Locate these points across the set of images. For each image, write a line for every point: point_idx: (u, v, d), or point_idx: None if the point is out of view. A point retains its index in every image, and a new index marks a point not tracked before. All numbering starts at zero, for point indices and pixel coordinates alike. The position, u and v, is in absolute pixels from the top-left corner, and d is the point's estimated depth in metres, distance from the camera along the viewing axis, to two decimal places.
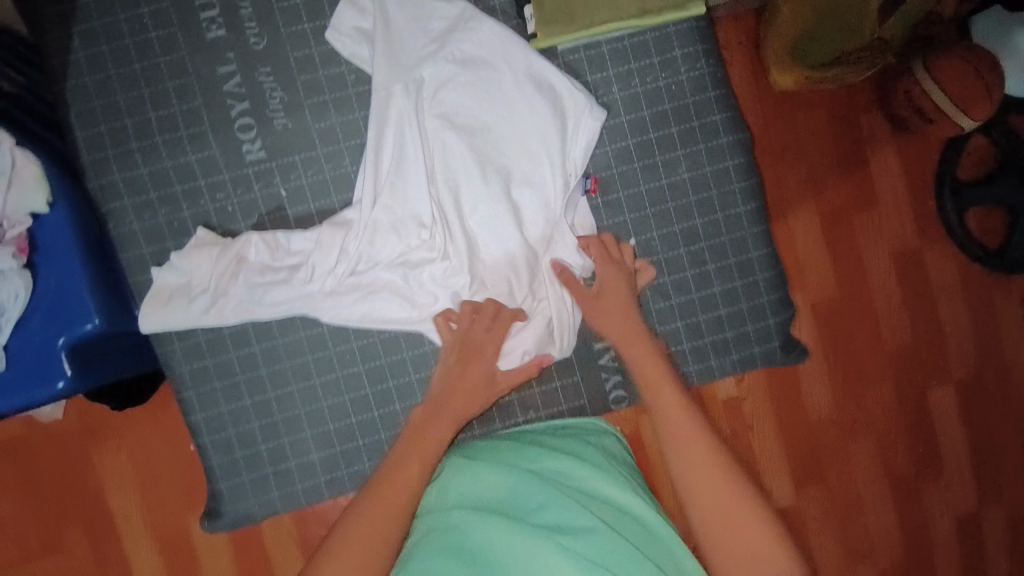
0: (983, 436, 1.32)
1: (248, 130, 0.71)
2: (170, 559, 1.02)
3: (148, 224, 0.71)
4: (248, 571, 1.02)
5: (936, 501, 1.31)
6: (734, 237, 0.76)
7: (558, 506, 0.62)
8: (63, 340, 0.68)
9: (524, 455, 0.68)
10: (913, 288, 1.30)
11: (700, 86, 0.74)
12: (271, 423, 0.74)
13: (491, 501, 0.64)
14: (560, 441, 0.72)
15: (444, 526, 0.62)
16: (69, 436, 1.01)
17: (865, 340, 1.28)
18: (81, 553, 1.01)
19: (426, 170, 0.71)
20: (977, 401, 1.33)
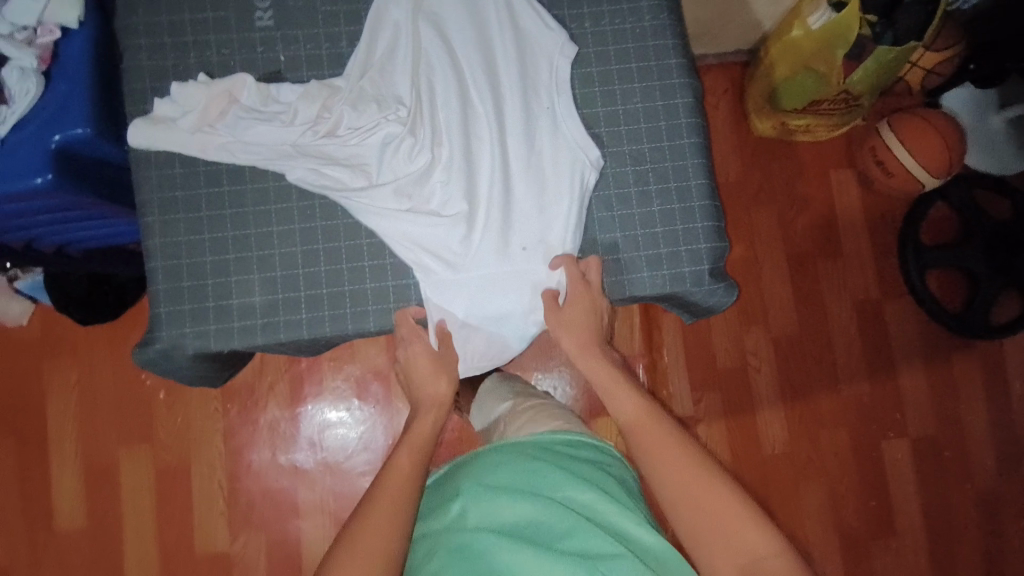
0: (935, 500, 1.54)
1: (263, 1, 0.81)
2: (96, 454, 1.37)
3: (155, 63, 0.79)
4: (161, 469, 1.38)
5: (882, 559, 1.52)
6: (676, 164, 0.83)
7: (580, 540, 0.65)
8: (55, 140, 0.74)
9: (539, 481, 0.72)
10: (873, 344, 1.58)
11: (660, 33, 0.85)
12: (223, 260, 0.77)
13: (512, 526, 0.67)
14: (573, 465, 0.75)
15: (469, 553, 0.65)
16: (31, 346, 1.39)
17: (821, 383, 1.56)
18: (14, 438, 1.37)
19: (411, 60, 0.78)
20: (932, 461, 1.56)
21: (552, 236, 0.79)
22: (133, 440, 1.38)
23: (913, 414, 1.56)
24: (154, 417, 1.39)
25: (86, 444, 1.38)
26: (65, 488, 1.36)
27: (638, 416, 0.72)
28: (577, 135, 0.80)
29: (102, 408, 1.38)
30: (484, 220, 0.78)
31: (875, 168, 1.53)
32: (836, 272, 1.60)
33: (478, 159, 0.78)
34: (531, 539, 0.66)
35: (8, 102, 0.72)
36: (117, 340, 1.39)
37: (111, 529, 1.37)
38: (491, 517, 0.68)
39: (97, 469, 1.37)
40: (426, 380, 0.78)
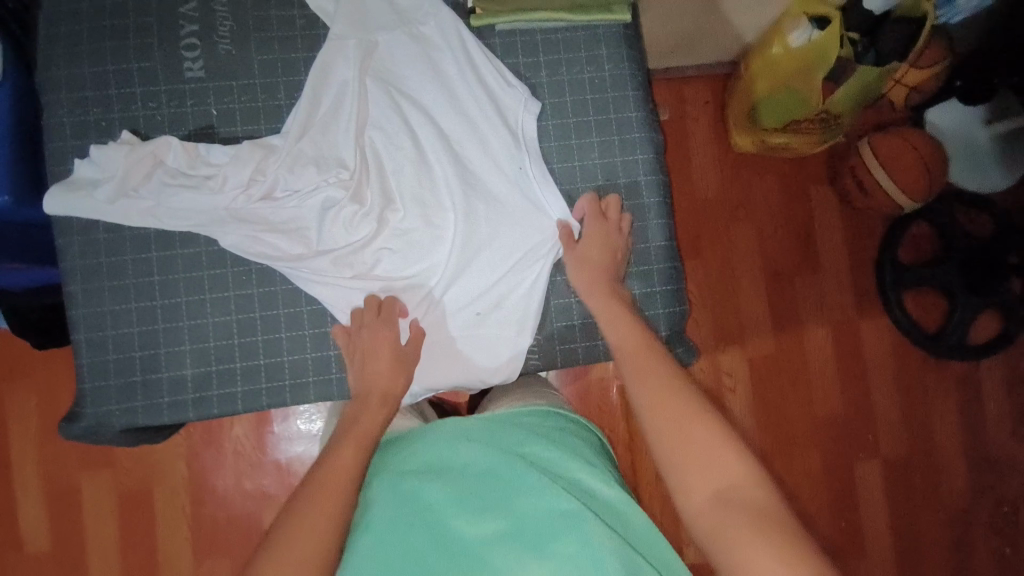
0: (905, 521, 1.52)
1: (193, 50, 0.75)
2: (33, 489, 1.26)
3: (76, 118, 0.73)
4: (96, 506, 1.26)
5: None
6: (636, 227, 0.80)
7: (537, 493, 0.61)
8: None
9: (500, 433, 0.68)
10: (848, 363, 1.53)
11: (620, 84, 0.80)
12: (152, 330, 0.73)
13: (470, 478, 0.63)
14: (536, 426, 0.71)
15: (421, 503, 0.61)
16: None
17: (795, 405, 1.51)
18: None
19: (357, 119, 0.75)
20: (904, 482, 1.53)
21: (507, 304, 0.77)
22: (97, 463, 1.28)
23: (885, 433, 1.53)
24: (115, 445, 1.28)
25: (49, 470, 1.27)
26: (30, 518, 1.25)
27: (656, 391, 0.62)
28: (531, 201, 0.78)
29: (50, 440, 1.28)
30: (438, 286, 0.77)
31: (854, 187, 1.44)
32: (814, 291, 1.53)
33: (438, 223, 0.77)
34: (480, 491, 0.62)
35: None
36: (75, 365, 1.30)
37: (76, 555, 1.25)
38: (440, 469, 0.65)
39: (29, 504, 1.25)
40: (381, 373, 0.72)
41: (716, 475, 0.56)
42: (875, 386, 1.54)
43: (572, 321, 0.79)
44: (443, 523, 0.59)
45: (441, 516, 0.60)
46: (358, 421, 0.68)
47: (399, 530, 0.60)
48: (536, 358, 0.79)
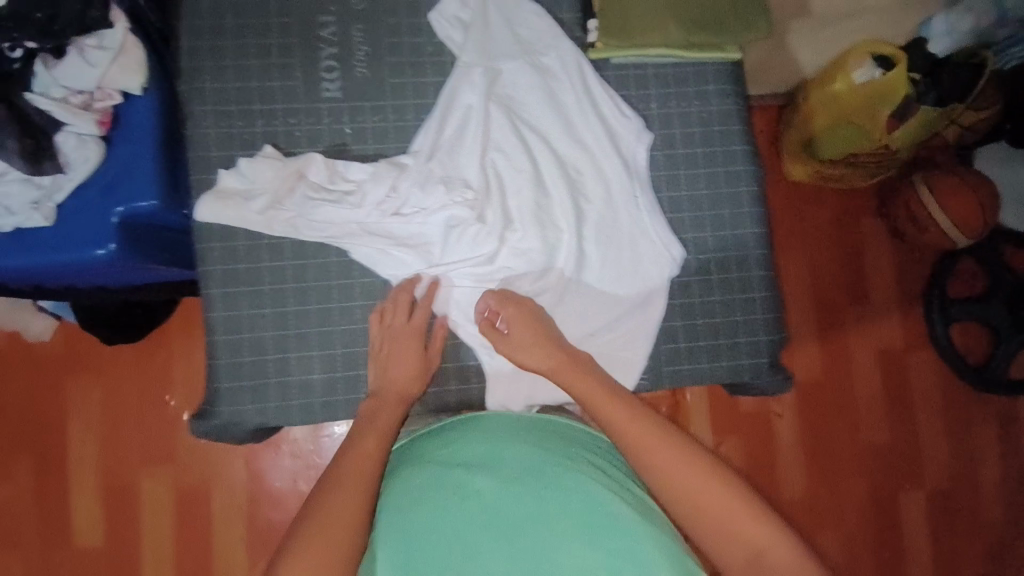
0: (943, 551, 1.52)
1: (331, 72, 0.79)
2: (109, 485, 1.26)
3: (221, 131, 0.77)
4: (169, 506, 1.27)
5: None
6: (739, 255, 0.83)
7: (584, 490, 0.63)
8: (120, 211, 0.72)
9: (546, 439, 0.71)
10: (893, 392, 1.55)
11: (727, 119, 0.84)
12: (283, 335, 0.76)
13: (520, 471, 0.65)
14: (574, 437, 0.73)
15: (465, 490, 0.63)
16: (53, 362, 1.28)
17: (842, 432, 1.53)
18: (25, 480, 1.25)
19: (480, 142, 0.79)
20: (944, 513, 1.53)
21: (617, 326, 0.81)
22: (159, 456, 1.28)
23: (931, 463, 1.54)
24: (179, 440, 1.29)
25: (112, 463, 1.27)
26: (89, 508, 1.25)
27: (664, 463, 0.64)
28: (644, 229, 0.81)
29: (127, 440, 1.27)
30: (552, 305, 0.80)
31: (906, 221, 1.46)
32: (863, 320, 1.55)
33: (555, 244, 0.80)
34: (528, 487, 0.64)
35: (67, 168, 0.70)
36: (145, 362, 1.30)
37: (134, 549, 1.26)
38: (485, 459, 0.67)
39: (101, 502, 1.26)
40: (402, 374, 0.74)
41: (737, 538, 0.60)
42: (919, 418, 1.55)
43: (677, 343, 0.81)
44: (488, 510, 0.62)
45: (491, 507, 0.62)
46: (376, 419, 0.70)
47: (445, 516, 0.62)
48: (644, 378, 0.81)
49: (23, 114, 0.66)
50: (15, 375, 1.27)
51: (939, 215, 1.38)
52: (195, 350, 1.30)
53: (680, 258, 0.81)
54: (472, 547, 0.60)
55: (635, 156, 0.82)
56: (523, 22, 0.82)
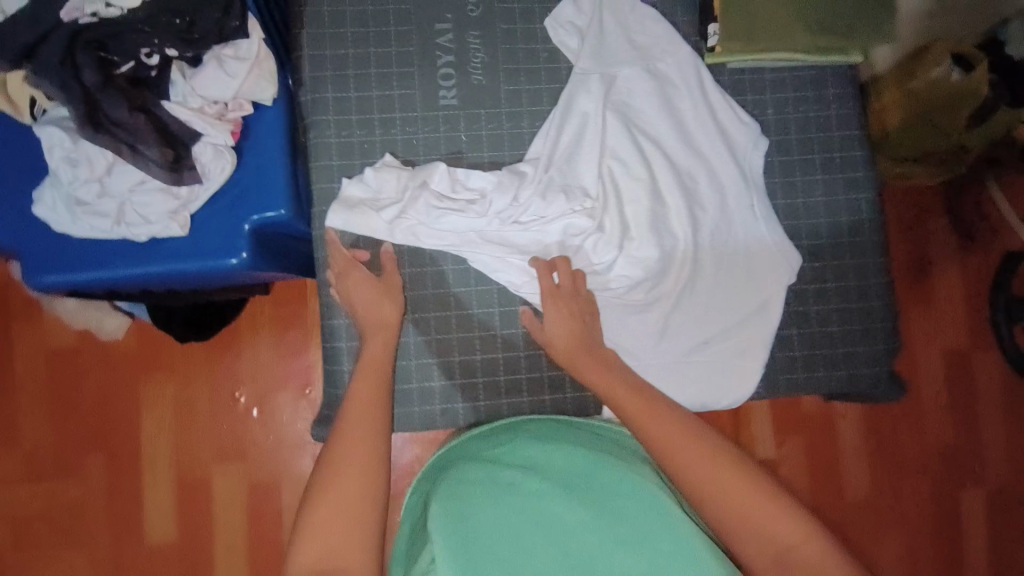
0: (1004, 555, 1.41)
1: (449, 79, 0.80)
2: (183, 486, 1.17)
3: (342, 140, 0.78)
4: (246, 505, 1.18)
5: None
6: (858, 263, 0.82)
7: (631, 488, 0.63)
8: (252, 221, 0.73)
9: (596, 445, 0.71)
10: (959, 390, 1.42)
11: (846, 124, 0.83)
12: (406, 343, 0.78)
13: (568, 472, 0.66)
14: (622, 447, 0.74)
15: (511, 484, 0.64)
16: (122, 357, 1.19)
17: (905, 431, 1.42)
18: (94, 479, 1.17)
19: (598, 149, 0.79)
20: (1005, 514, 1.42)
21: (731, 335, 0.81)
22: (228, 452, 1.19)
23: (993, 463, 1.43)
24: (248, 435, 1.19)
25: (182, 460, 1.18)
26: (157, 507, 1.17)
27: (683, 459, 0.61)
28: (762, 239, 0.81)
29: (200, 435, 1.18)
30: (666, 314, 0.80)
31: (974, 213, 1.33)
32: (930, 316, 1.43)
33: (671, 252, 0.80)
34: (578, 487, 0.64)
35: (204, 177, 0.70)
36: (215, 362, 1.19)
37: (202, 551, 1.17)
38: (534, 461, 0.68)
39: (181, 503, 1.17)
40: (372, 307, 0.73)
41: (768, 535, 0.57)
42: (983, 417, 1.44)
43: (793, 352, 0.81)
44: (533, 505, 0.62)
45: (539, 501, 0.62)
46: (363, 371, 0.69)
47: (487, 507, 0.62)
48: (759, 386, 0.81)
49: (163, 124, 0.66)
50: (84, 373, 1.18)
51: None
52: (272, 348, 1.20)
53: (794, 268, 0.80)
54: (515, 534, 0.60)
55: (752, 162, 0.81)
56: (640, 27, 0.81)
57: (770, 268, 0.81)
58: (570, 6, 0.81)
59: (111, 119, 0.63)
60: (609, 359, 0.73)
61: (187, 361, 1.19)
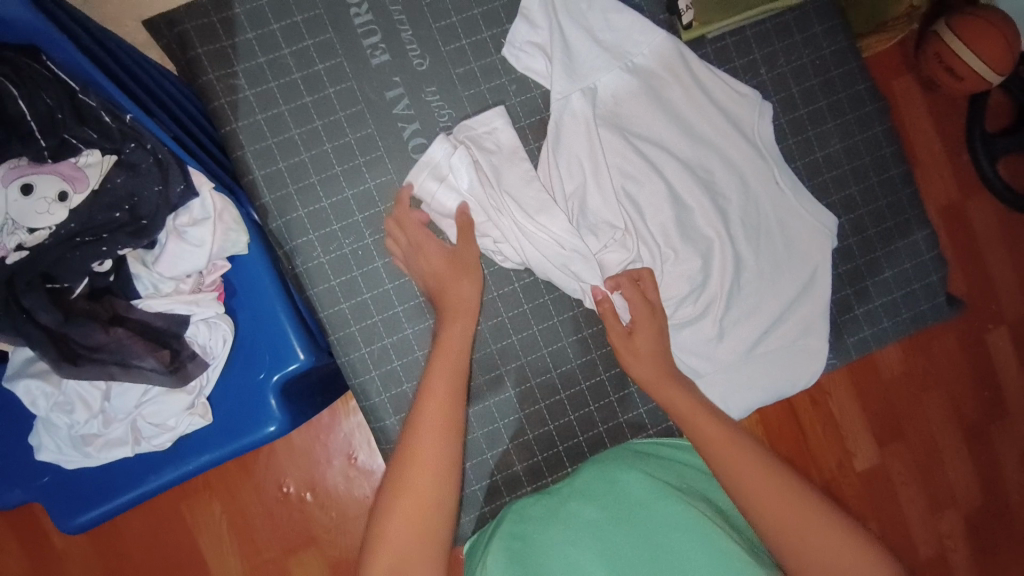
0: None
1: (422, 149, 0.72)
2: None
3: (334, 255, 0.70)
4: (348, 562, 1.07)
5: (1009, 449, 1.33)
6: (890, 200, 0.79)
7: (687, 519, 0.62)
8: (272, 379, 0.66)
9: (657, 471, 0.70)
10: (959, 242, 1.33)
11: (843, 59, 0.77)
12: (473, 440, 0.74)
13: (626, 502, 0.65)
14: (684, 471, 0.72)
15: (573, 518, 0.65)
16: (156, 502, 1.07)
17: None
18: None
19: (602, 175, 0.72)
20: None
21: (788, 318, 0.76)
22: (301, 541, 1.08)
23: (1010, 299, 1.34)
24: (311, 519, 1.08)
25: (255, 565, 1.06)
26: None
27: (753, 486, 0.56)
28: (794, 207, 0.76)
29: (263, 535, 1.07)
30: (722, 315, 0.75)
31: (939, 74, 1.16)
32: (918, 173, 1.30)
33: (709, 254, 0.74)
34: (637, 516, 0.64)
35: (208, 355, 0.62)
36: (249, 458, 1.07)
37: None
38: (596, 491, 0.67)
39: None
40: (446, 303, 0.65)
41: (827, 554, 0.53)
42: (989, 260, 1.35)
43: (854, 312, 0.78)
44: (592, 538, 0.63)
45: (601, 531, 0.63)
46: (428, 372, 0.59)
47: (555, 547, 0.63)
48: (830, 355, 0.78)
49: (145, 325, 0.59)
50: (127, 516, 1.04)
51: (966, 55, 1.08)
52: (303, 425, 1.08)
53: (831, 225, 0.76)
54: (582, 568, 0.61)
55: (761, 129, 0.75)
56: (603, 22, 0.73)
57: (811, 233, 0.76)
58: (523, 25, 0.73)
59: (87, 347, 0.56)
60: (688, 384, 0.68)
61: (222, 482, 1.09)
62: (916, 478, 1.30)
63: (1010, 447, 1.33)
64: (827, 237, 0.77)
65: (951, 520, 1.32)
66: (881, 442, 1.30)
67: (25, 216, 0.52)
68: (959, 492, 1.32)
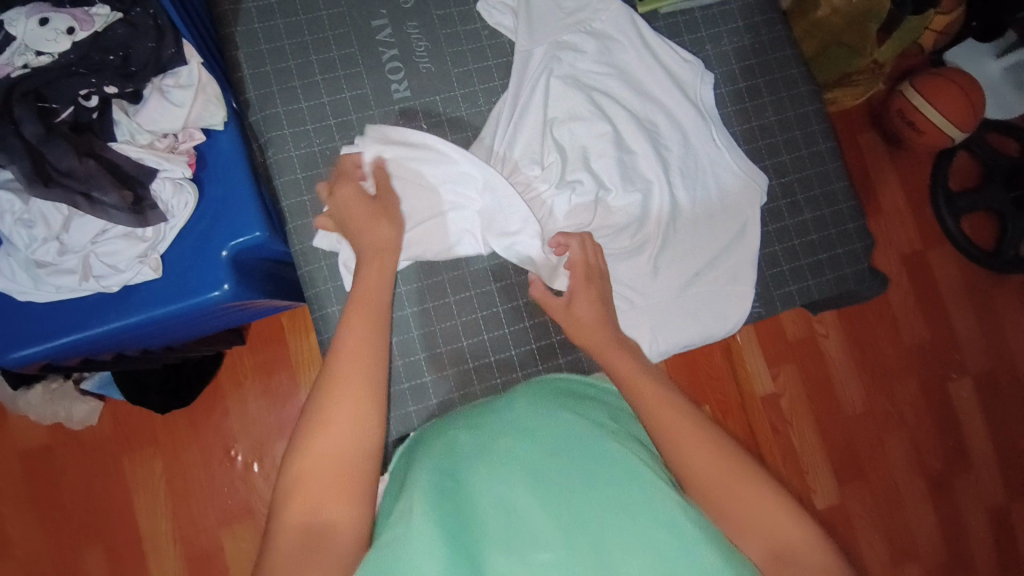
0: (999, 431, 1.33)
1: (397, 73, 0.80)
2: (192, 556, 1.07)
3: (303, 151, 0.77)
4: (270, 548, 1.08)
5: (966, 495, 1.31)
6: (819, 170, 0.86)
7: (640, 467, 0.53)
8: (228, 247, 0.69)
9: (596, 413, 0.62)
10: (921, 290, 1.34)
11: (779, 45, 0.88)
12: (408, 339, 0.77)
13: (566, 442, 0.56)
14: (619, 416, 0.64)
15: (505, 456, 0.55)
16: (99, 441, 1.08)
17: (884, 336, 1.32)
18: None
19: (552, 117, 0.80)
20: (992, 396, 1.35)
21: (719, 264, 0.81)
22: (233, 513, 1.09)
23: (968, 348, 1.35)
24: (252, 488, 1.09)
25: (185, 531, 1.08)
26: None
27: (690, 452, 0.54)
28: (732, 168, 0.83)
29: (198, 491, 1.09)
30: (658, 253, 0.80)
31: (900, 128, 1.25)
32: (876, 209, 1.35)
33: (648, 195, 0.81)
34: (586, 457, 0.54)
35: (167, 214, 0.67)
36: (199, 419, 1.10)
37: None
38: (535, 428, 0.58)
39: (201, 560, 1.07)
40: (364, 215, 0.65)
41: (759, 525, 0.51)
42: (949, 311, 1.35)
43: (781, 267, 0.84)
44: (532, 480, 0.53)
45: (541, 471, 0.53)
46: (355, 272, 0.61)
47: (484, 487, 0.53)
48: (757, 305, 0.83)
49: (115, 165, 0.64)
50: (62, 468, 1.07)
51: (927, 109, 1.18)
52: (256, 392, 1.11)
53: (763, 186, 0.83)
54: (513, 512, 0.51)
55: (704, 94, 0.84)
56: None
57: (749, 190, 0.82)
58: None
59: (59, 171, 0.61)
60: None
61: (167, 434, 1.10)
62: (876, 521, 1.27)
63: (971, 501, 1.31)
64: (760, 193, 0.83)
65: (907, 567, 1.28)
66: (840, 478, 1.28)
67: (34, 41, 0.61)
68: (919, 538, 1.29)
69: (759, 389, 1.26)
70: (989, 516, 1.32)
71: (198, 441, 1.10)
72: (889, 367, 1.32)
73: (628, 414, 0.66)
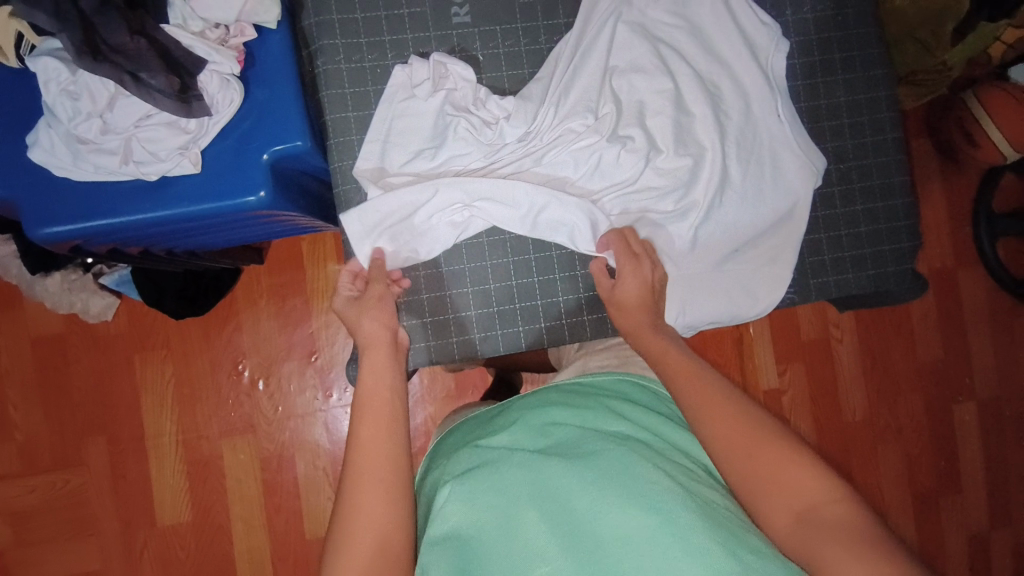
0: (997, 455, 1.33)
1: None
2: (192, 461, 1.10)
3: (354, 65, 0.74)
4: (268, 463, 1.11)
5: (954, 514, 1.32)
6: (880, 161, 0.83)
7: (627, 465, 0.53)
8: (268, 153, 0.68)
9: (593, 416, 0.61)
10: (944, 307, 1.31)
11: (862, 22, 0.83)
12: (436, 274, 0.77)
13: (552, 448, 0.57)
14: (627, 412, 0.63)
15: (495, 460, 0.56)
16: (113, 338, 1.10)
17: (898, 349, 1.30)
18: (99, 467, 1.09)
19: (612, 65, 0.77)
20: (996, 421, 1.34)
21: (756, 245, 0.80)
22: (235, 425, 1.11)
23: (982, 371, 1.33)
24: (256, 405, 1.11)
25: (187, 436, 1.10)
26: (166, 491, 1.09)
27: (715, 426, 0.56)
28: (791, 144, 0.79)
29: (204, 399, 1.11)
30: (700, 223, 0.77)
31: (957, 137, 1.20)
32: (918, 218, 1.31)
33: (700, 161, 0.77)
34: (569, 461, 0.54)
35: (211, 109, 0.65)
36: (213, 330, 1.11)
37: (218, 520, 1.10)
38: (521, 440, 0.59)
39: (200, 466, 1.10)
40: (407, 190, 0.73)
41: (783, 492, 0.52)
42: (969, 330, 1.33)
43: (823, 255, 0.81)
44: (518, 485, 0.53)
45: (525, 478, 0.54)
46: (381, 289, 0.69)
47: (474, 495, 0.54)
48: (791, 291, 0.81)
49: (166, 49, 0.62)
50: (76, 358, 1.09)
51: (986, 122, 1.12)
52: (271, 310, 1.11)
53: (818, 170, 0.80)
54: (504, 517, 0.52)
55: (774, 64, 0.80)
56: None
57: (805, 171, 0.79)
58: None
59: (108, 45, 0.59)
60: (660, 310, 0.71)
61: (180, 339, 1.11)
62: None
63: (956, 523, 1.32)
64: (815, 176, 0.80)
65: None
66: None
67: None
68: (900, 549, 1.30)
69: (765, 384, 1.26)
70: (970, 536, 1.33)
71: (209, 351, 1.12)
72: (899, 378, 1.31)
73: (641, 411, 0.65)
